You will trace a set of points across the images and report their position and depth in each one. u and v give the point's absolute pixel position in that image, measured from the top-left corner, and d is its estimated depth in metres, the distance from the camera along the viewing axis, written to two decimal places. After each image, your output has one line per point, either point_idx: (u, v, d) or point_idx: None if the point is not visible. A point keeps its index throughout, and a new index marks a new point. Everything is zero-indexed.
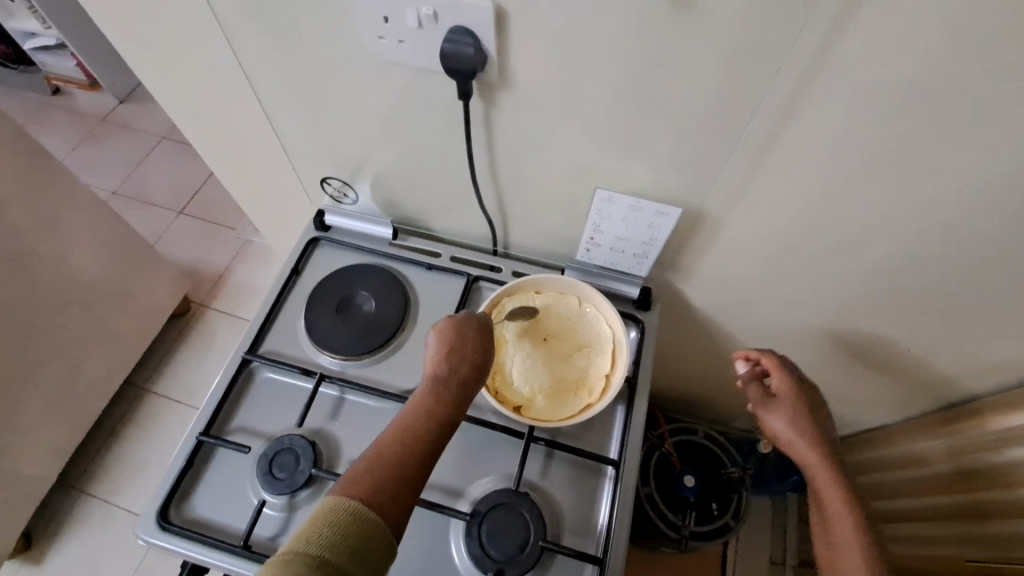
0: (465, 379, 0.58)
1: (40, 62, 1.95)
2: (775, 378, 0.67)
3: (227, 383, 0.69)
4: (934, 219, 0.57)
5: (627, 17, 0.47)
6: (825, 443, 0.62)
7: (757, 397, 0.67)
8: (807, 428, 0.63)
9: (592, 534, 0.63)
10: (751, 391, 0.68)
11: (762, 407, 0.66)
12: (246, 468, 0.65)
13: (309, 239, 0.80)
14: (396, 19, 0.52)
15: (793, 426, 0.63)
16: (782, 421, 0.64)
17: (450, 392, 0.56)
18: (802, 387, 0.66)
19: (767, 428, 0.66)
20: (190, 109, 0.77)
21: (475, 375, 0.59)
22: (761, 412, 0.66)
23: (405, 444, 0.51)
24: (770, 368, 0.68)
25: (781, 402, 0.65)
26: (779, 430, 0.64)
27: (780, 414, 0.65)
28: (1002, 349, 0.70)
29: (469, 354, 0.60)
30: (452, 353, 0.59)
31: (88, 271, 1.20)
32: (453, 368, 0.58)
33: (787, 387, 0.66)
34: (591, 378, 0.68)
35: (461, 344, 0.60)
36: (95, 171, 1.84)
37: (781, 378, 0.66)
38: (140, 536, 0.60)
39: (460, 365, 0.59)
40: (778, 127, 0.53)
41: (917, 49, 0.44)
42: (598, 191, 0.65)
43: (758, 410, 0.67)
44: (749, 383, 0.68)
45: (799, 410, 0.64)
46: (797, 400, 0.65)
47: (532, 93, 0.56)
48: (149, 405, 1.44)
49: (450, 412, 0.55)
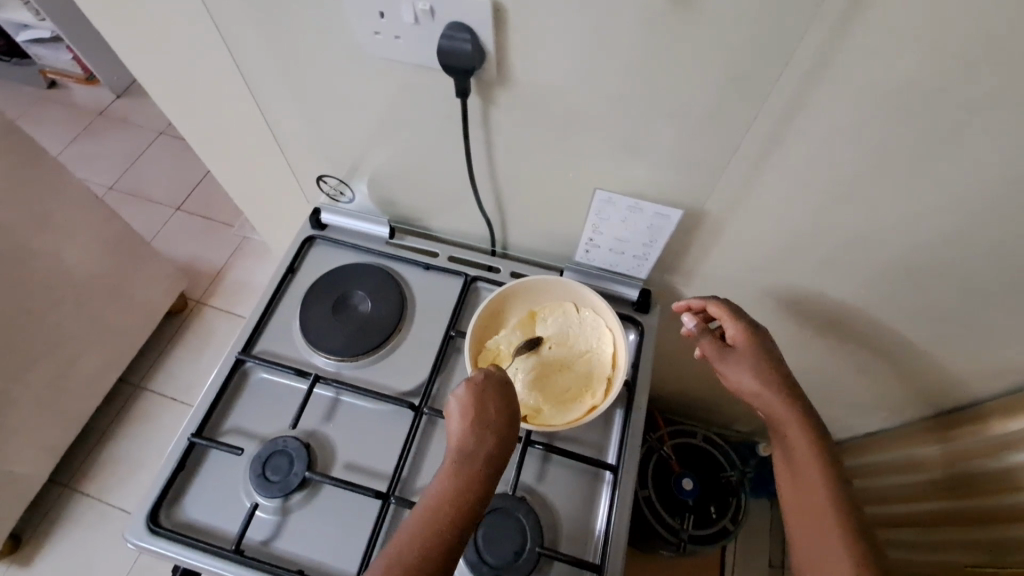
0: (491, 455, 0.50)
1: (35, 55, 1.93)
2: (728, 326, 0.65)
3: (219, 384, 0.68)
4: (939, 222, 0.56)
5: (628, 13, 0.46)
6: (784, 384, 0.61)
7: (712, 348, 0.65)
8: (767, 371, 0.62)
9: (589, 540, 0.63)
10: (704, 344, 0.66)
11: (718, 357, 0.64)
12: (238, 470, 0.64)
13: (304, 238, 0.79)
14: (392, 15, 0.51)
15: (753, 374, 0.62)
16: (741, 369, 0.62)
17: (475, 473, 0.49)
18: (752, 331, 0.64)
19: (726, 378, 0.64)
20: (183, 104, 0.76)
21: (502, 449, 0.51)
22: (718, 362, 0.64)
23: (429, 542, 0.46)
24: (721, 316, 0.66)
25: (737, 352, 0.64)
26: (739, 377, 0.62)
27: (738, 363, 0.63)
28: (1005, 354, 0.69)
29: (493, 422, 0.52)
30: (475, 424, 0.51)
31: (82, 267, 1.19)
32: (477, 442, 0.51)
33: (741, 335, 0.64)
34: (595, 382, 0.67)
35: (486, 410, 0.52)
36: (91, 166, 1.82)
37: (734, 326, 0.65)
38: (130, 539, 0.59)
39: (485, 438, 0.51)
40: (781, 127, 0.52)
41: (925, 48, 0.43)
42: (597, 192, 0.64)
43: (714, 361, 0.65)
44: (701, 335, 0.66)
45: (752, 354, 0.63)
46: (751, 347, 0.63)
47: (531, 91, 0.55)
48: (144, 403, 1.43)
49: (476, 500, 0.49)
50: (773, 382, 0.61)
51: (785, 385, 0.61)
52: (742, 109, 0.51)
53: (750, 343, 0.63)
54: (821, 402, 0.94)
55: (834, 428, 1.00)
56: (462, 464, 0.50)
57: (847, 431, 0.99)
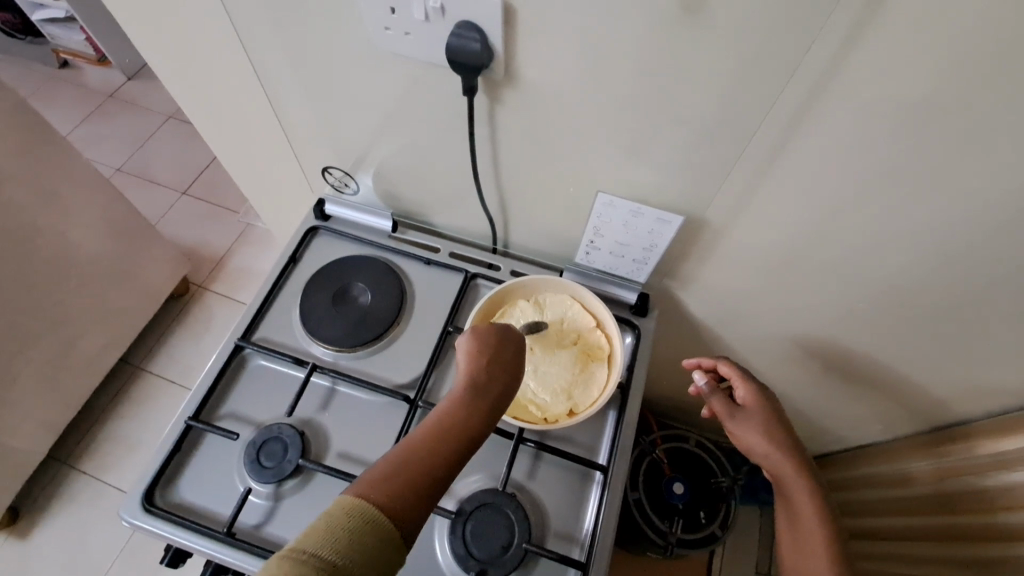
0: (503, 386, 0.51)
1: (49, 34, 1.94)
2: (739, 388, 0.66)
3: (218, 368, 0.69)
4: (937, 239, 0.56)
5: (637, 19, 0.46)
6: (795, 452, 0.62)
7: (724, 408, 0.66)
8: (780, 438, 0.62)
9: (576, 538, 0.63)
10: (714, 402, 0.66)
11: (730, 418, 0.65)
12: (234, 454, 0.65)
13: (308, 228, 0.80)
14: (403, 11, 0.52)
15: (766, 438, 0.63)
16: (753, 432, 0.63)
17: (488, 398, 0.49)
18: (764, 394, 0.65)
19: (735, 437, 0.65)
20: (193, 91, 0.76)
21: (512, 384, 0.52)
22: (729, 422, 0.65)
23: (432, 447, 0.45)
24: (733, 378, 0.67)
25: (749, 414, 0.64)
26: (750, 440, 0.63)
27: (749, 425, 0.64)
28: (998, 374, 0.70)
29: (506, 359, 0.54)
30: (488, 358, 0.53)
31: (87, 248, 1.20)
32: (490, 372, 0.52)
33: (754, 398, 0.65)
34: (597, 365, 0.68)
35: (501, 349, 0.54)
36: (101, 147, 1.84)
37: (746, 389, 0.66)
38: (124, 518, 0.60)
39: (499, 371, 0.52)
40: (785, 138, 0.52)
41: (929, 67, 0.43)
42: (599, 194, 0.64)
43: (725, 421, 0.65)
44: (712, 394, 0.66)
45: (764, 418, 0.64)
46: (764, 409, 0.64)
47: (538, 92, 0.55)
48: (143, 384, 1.44)
49: (484, 420, 0.48)
50: (783, 447, 0.62)
51: (795, 450, 0.62)
52: (745, 117, 0.51)
53: (762, 405, 0.64)
54: (814, 413, 0.95)
55: (825, 440, 1.00)
56: (477, 387, 0.50)
57: (839, 444, 0.99)
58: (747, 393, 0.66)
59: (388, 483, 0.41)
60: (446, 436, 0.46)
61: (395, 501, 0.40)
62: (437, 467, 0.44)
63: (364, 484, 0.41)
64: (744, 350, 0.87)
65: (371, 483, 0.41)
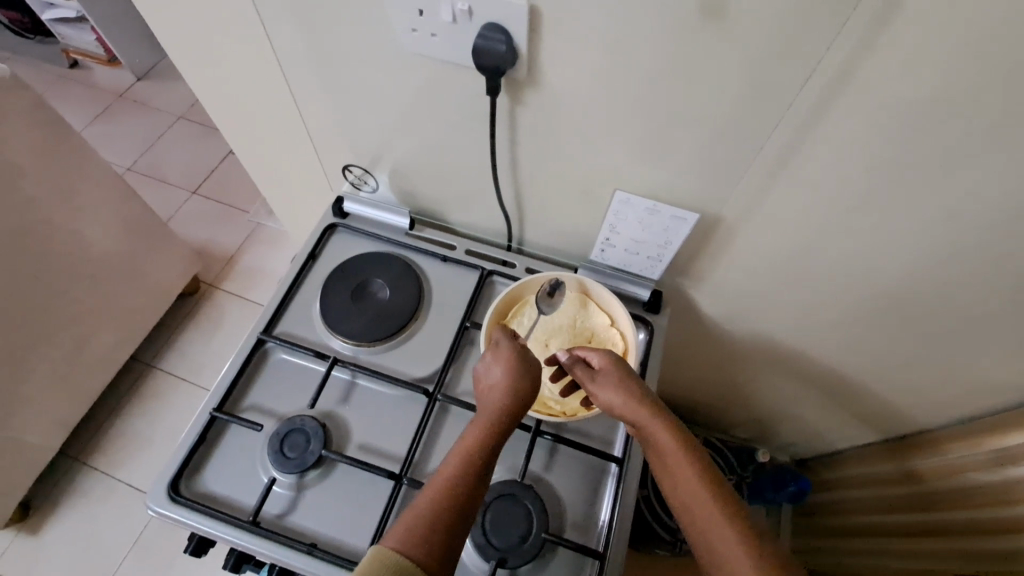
0: (509, 414, 0.53)
1: (61, 35, 1.96)
2: (592, 356, 0.61)
3: (241, 361, 0.70)
4: (948, 239, 0.58)
5: (660, 22, 0.48)
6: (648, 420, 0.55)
7: (581, 374, 0.60)
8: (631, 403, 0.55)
9: (593, 529, 0.65)
10: (575, 371, 0.61)
11: (591, 384, 0.59)
12: (257, 446, 0.66)
13: (327, 225, 0.82)
14: (431, 12, 0.53)
15: (618, 399, 0.56)
16: (609, 396, 0.57)
17: (494, 430, 0.52)
18: (618, 360, 0.59)
19: (602, 406, 0.58)
20: (217, 89, 0.78)
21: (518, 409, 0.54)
22: (591, 389, 0.59)
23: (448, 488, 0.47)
24: (581, 347, 0.62)
25: (603, 380, 0.58)
26: (611, 403, 0.57)
27: (608, 389, 0.57)
28: (1005, 373, 0.71)
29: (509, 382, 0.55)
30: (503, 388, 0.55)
31: (101, 245, 1.21)
32: (495, 402, 0.54)
33: (607, 361, 0.59)
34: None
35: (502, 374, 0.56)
36: (112, 146, 1.85)
37: (599, 353, 0.60)
38: (151, 506, 0.62)
39: (501, 398, 0.54)
40: (801, 137, 0.53)
41: (944, 71, 0.45)
42: (617, 192, 0.66)
43: (588, 390, 0.59)
44: (573, 362, 0.61)
45: (616, 381, 0.57)
46: (607, 370, 0.58)
47: (560, 92, 0.57)
48: (154, 381, 1.45)
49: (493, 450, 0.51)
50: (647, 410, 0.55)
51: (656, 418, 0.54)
52: (762, 117, 0.53)
53: (610, 367, 0.59)
54: (821, 411, 0.96)
55: (832, 438, 1.01)
56: (483, 421, 0.52)
57: (845, 441, 1.01)
58: (601, 359, 0.60)
59: (415, 533, 0.43)
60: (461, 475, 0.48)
61: (423, 548, 0.43)
62: (459, 506, 0.46)
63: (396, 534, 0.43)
64: (753, 348, 0.88)
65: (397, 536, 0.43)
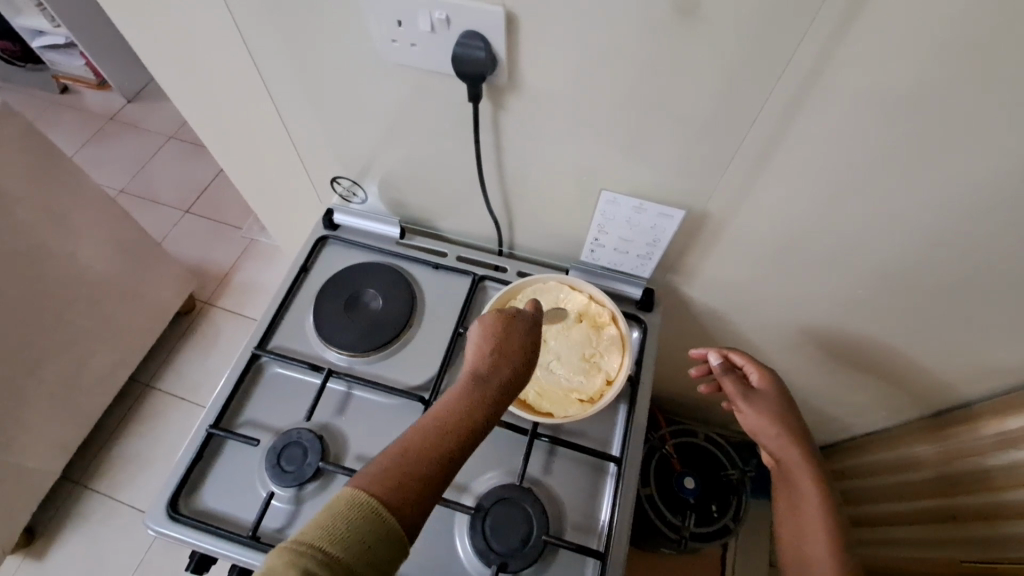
0: (509, 381, 0.52)
1: (49, 61, 1.97)
2: (754, 373, 0.70)
3: (236, 377, 0.70)
4: (931, 223, 0.58)
5: (634, 23, 0.48)
6: (791, 439, 0.66)
7: (736, 388, 0.70)
8: (787, 428, 0.67)
9: (594, 529, 0.64)
10: (727, 383, 0.70)
11: (743, 398, 0.69)
12: (255, 460, 0.66)
13: (318, 238, 0.82)
14: (409, 24, 0.54)
15: (770, 419, 0.67)
16: (763, 413, 0.68)
17: (487, 392, 0.50)
18: (778, 382, 0.69)
19: (745, 416, 0.69)
20: (204, 107, 0.79)
21: (519, 376, 0.53)
22: (741, 401, 0.69)
23: (437, 437, 0.46)
24: (745, 362, 0.71)
25: (761, 399, 0.69)
26: (755, 420, 0.68)
27: (762, 406, 0.68)
28: (998, 356, 0.71)
29: (517, 350, 0.55)
30: (494, 352, 0.54)
31: (95, 268, 1.21)
32: (495, 366, 0.53)
33: (768, 382, 0.69)
34: (612, 356, 0.70)
35: (508, 343, 0.55)
36: (103, 168, 1.86)
37: (761, 374, 0.70)
38: (150, 526, 0.61)
39: (504, 364, 0.53)
40: (779, 131, 0.54)
41: (914, 60, 0.45)
42: (603, 192, 0.66)
43: (737, 400, 0.70)
44: (725, 375, 0.70)
45: (773, 405, 0.68)
46: (775, 394, 0.69)
47: (540, 96, 0.58)
48: (153, 402, 1.45)
49: (490, 414, 0.49)
50: (793, 432, 0.67)
51: (795, 437, 0.67)
52: (740, 111, 0.53)
53: (772, 387, 0.69)
54: (819, 402, 0.96)
55: (832, 429, 1.01)
56: (484, 378, 0.51)
57: (846, 432, 1.01)
58: (761, 377, 0.70)
59: (396, 476, 0.42)
60: (450, 426, 0.47)
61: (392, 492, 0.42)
62: (440, 456, 0.45)
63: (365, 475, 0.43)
64: (748, 342, 0.89)
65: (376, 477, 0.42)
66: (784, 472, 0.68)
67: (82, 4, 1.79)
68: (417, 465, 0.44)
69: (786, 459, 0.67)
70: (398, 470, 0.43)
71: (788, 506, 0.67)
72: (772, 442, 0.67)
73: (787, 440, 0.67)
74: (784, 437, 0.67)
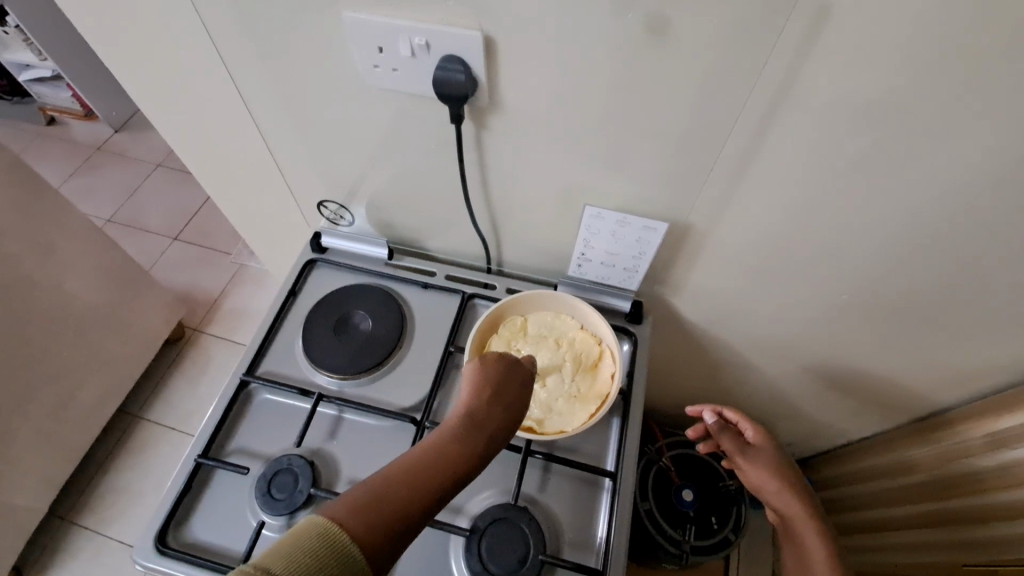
0: (501, 427, 0.50)
1: (37, 93, 1.98)
2: (748, 429, 0.72)
3: (225, 404, 0.70)
4: (907, 229, 0.59)
5: (609, 44, 0.50)
6: (793, 491, 0.69)
7: (733, 445, 0.71)
8: (785, 480, 0.69)
9: (592, 547, 0.64)
10: (724, 440, 0.72)
11: (741, 455, 0.70)
12: (246, 489, 0.65)
13: (306, 261, 0.82)
14: (390, 49, 0.55)
15: (770, 474, 0.69)
16: (763, 468, 0.69)
17: (484, 433, 0.48)
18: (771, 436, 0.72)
19: (745, 472, 0.71)
20: (190, 134, 0.79)
21: (508, 420, 0.51)
22: (739, 458, 0.71)
23: (416, 481, 0.42)
24: (738, 419, 0.73)
25: (756, 454, 0.70)
26: (759, 475, 0.70)
27: (759, 461, 0.70)
28: (985, 357, 0.72)
29: (511, 399, 0.53)
30: (490, 394, 0.52)
31: (84, 298, 1.20)
32: (491, 411, 0.50)
33: (762, 438, 0.71)
34: (566, 323, 0.74)
35: (503, 391, 0.53)
36: (91, 198, 1.86)
37: (753, 430, 0.72)
38: (138, 561, 0.60)
39: (497, 410, 0.51)
40: (755, 143, 0.55)
41: (878, 74, 0.47)
42: (588, 208, 0.67)
43: (736, 457, 0.71)
44: (722, 432, 0.71)
45: (770, 459, 0.70)
46: (770, 449, 0.71)
47: (520, 116, 0.59)
48: (143, 433, 1.42)
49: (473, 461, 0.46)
50: (790, 482, 0.69)
51: (796, 487, 0.69)
52: (716, 125, 0.54)
53: (766, 442, 0.71)
54: (810, 412, 0.96)
55: (824, 437, 1.01)
56: (475, 425, 0.48)
57: (839, 439, 1.00)
58: (755, 432, 0.72)
59: (372, 508, 0.40)
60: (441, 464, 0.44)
61: (370, 525, 0.39)
62: (427, 490, 0.42)
63: (340, 506, 0.39)
64: (738, 353, 0.89)
65: (351, 503, 0.40)
66: (788, 527, 0.70)
67: (69, 37, 1.81)
68: (391, 509, 0.40)
69: (791, 515, 0.69)
70: (374, 507, 0.40)
71: (795, 555, 0.68)
72: (775, 498, 0.69)
73: (789, 494, 0.68)
74: (785, 491, 0.68)
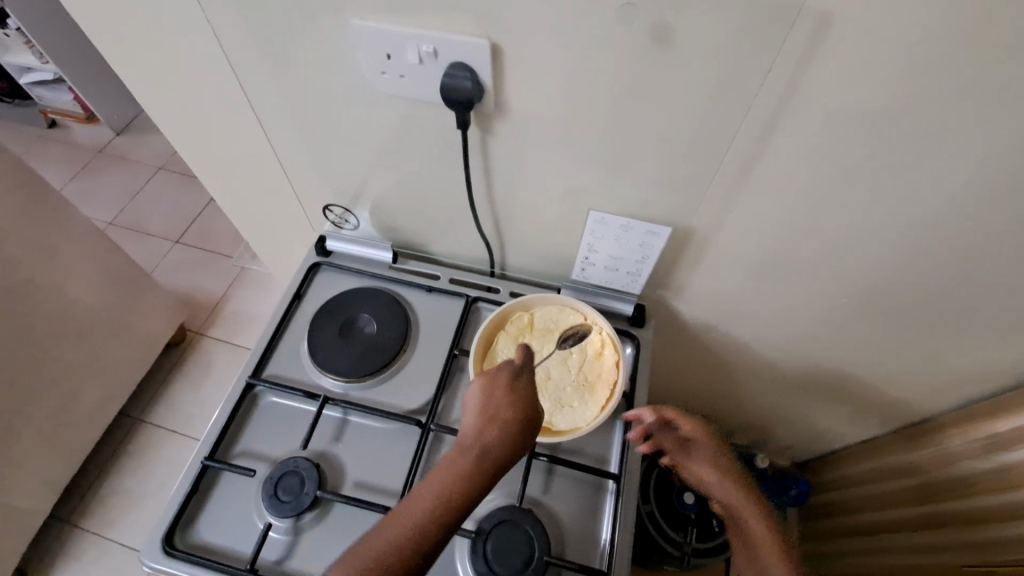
0: (509, 442, 0.52)
1: (38, 97, 1.98)
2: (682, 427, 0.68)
3: (231, 407, 0.70)
4: (906, 234, 0.60)
5: (615, 52, 0.51)
6: (737, 485, 0.66)
7: (671, 445, 0.69)
8: (729, 476, 0.67)
9: (595, 549, 0.64)
10: (664, 441, 0.69)
11: (682, 454, 0.69)
12: (252, 491, 0.66)
13: (311, 264, 0.82)
14: (398, 56, 0.56)
15: (715, 471, 0.67)
16: (706, 466, 0.67)
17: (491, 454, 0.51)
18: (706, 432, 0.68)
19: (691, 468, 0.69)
20: (197, 138, 0.79)
21: (521, 435, 0.53)
22: (681, 457, 0.69)
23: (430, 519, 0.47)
24: (678, 420, 0.68)
25: (697, 451, 0.68)
26: (702, 471, 0.68)
27: (702, 458, 0.68)
28: (984, 361, 0.73)
29: (520, 411, 0.53)
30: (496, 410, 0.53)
31: (86, 301, 1.20)
32: (498, 428, 0.52)
33: (699, 434, 0.68)
34: (569, 315, 0.73)
35: (510, 403, 0.54)
36: (93, 201, 1.86)
37: (688, 427, 0.68)
38: (144, 562, 0.60)
39: (506, 427, 0.52)
40: (758, 149, 0.56)
41: (879, 82, 0.48)
42: (592, 213, 0.68)
43: (675, 456, 0.69)
44: (659, 433, 0.68)
45: (712, 455, 0.68)
46: (707, 445, 0.68)
47: (526, 122, 0.59)
48: (145, 436, 1.42)
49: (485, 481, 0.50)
50: (733, 476, 0.67)
51: (741, 482, 0.66)
52: (719, 131, 0.55)
53: (708, 438, 0.68)
54: (811, 415, 0.97)
55: (824, 440, 1.02)
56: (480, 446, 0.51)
57: (839, 442, 1.01)
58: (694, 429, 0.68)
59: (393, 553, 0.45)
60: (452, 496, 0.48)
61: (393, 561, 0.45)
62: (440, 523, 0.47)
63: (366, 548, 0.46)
64: (739, 356, 0.89)
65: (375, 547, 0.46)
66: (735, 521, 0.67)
67: (70, 41, 1.81)
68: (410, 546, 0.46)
69: (733, 510, 0.66)
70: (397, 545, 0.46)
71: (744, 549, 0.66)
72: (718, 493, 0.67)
73: (732, 489, 0.66)
74: (726, 484, 0.66)
